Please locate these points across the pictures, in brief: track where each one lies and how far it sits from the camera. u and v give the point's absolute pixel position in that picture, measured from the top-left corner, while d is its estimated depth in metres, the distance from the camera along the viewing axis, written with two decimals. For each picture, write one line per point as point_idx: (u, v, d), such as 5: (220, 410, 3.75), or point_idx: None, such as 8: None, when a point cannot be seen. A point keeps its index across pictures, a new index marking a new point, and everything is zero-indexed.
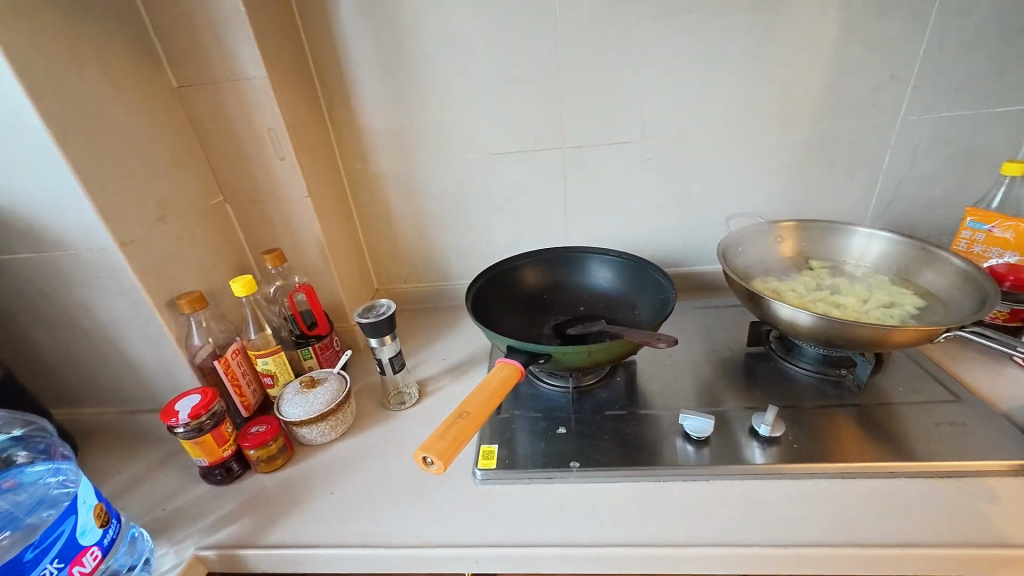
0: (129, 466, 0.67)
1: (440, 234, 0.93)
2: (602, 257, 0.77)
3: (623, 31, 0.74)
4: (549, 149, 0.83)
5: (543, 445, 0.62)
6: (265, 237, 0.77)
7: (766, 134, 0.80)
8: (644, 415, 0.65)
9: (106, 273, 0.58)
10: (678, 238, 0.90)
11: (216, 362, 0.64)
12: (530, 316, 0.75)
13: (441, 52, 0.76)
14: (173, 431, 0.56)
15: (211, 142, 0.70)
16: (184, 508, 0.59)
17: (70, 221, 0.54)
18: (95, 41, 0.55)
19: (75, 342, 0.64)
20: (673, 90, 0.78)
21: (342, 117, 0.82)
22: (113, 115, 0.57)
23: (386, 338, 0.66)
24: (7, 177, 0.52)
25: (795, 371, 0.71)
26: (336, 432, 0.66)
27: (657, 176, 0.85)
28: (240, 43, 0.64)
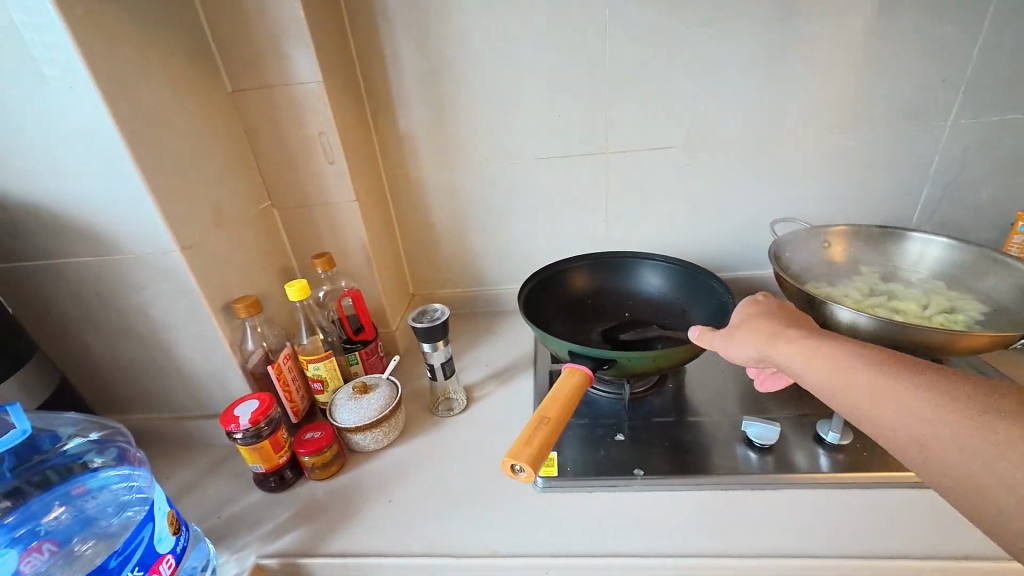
0: (178, 472, 0.66)
1: (479, 240, 0.92)
2: (651, 262, 0.76)
3: (671, 35, 0.73)
4: (592, 154, 0.83)
5: (601, 452, 0.61)
6: (311, 241, 0.77)
7: (812, 138, 0.80)
8: (702, 422, 0.64)
9: (165, 278, 0.58)
10: (719, 243, 0.90)
11: (269, 367, 0.63)
12: (579, 321, 0.75)
13: (488, 56, 0.76)
14: (233, 437, 0.55)
15: (262, 147, 0.70)
16: (240, 515, 0.58)
17: (134, 225, 0.54)
18: (160, 46, 0.55)
19: (127, 347, 0.64)
20: (720, 94, 0.77)
21: (386, 122, 0.82)
22: (176, 120, 0.57)
23: (439, 343, 0.66)
24: (75, 181, 0.52)
25: None
26: (387, 439, 0.66)
27: (701, 181, 0.84)
28: (297, 48, 0.64)
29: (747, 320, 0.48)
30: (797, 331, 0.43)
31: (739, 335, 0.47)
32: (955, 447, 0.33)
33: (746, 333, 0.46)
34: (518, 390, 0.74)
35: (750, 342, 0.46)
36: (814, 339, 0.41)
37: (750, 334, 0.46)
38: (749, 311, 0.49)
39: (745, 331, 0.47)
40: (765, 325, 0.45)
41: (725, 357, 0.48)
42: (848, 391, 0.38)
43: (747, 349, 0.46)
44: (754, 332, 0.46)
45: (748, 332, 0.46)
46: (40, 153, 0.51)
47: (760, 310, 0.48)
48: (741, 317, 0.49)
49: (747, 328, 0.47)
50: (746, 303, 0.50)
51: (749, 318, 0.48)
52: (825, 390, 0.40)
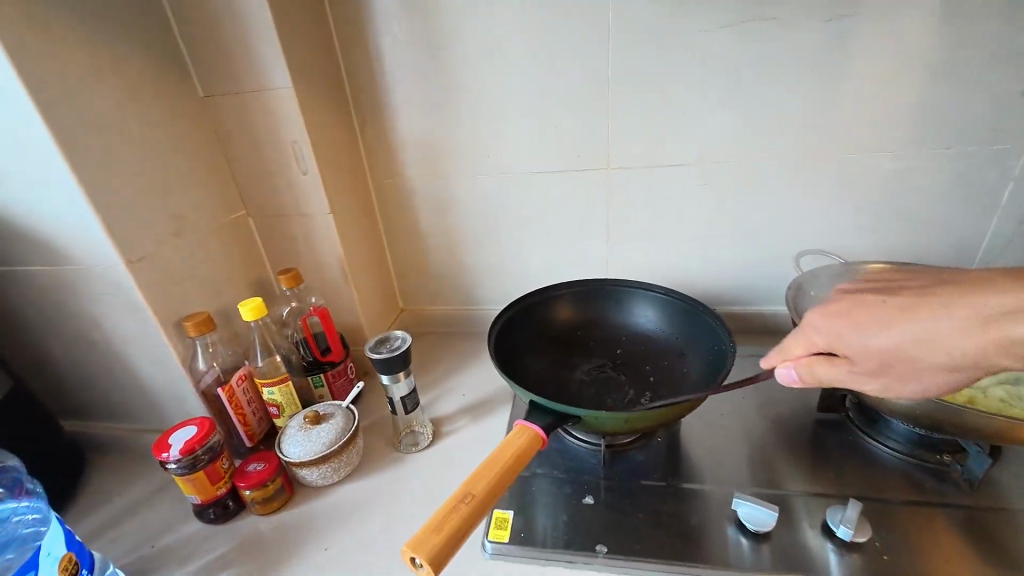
0: (129, 489, 0.64)
1: (470, 257, 0.86)
2: (647, 293, 0.68)
3: (686, 40, 0.64)
4: (592, 170, 0.75)
5: (565, 517, 0.53)
6: (286, 254, 0.74)
7: (852, 160, 0.68)
8: (689, 490, 0.55)
9: (113, 291, 0.56)
10: (736, 274, 0.79)
11: (219, 390, 0.60)
12: (561, 357, 0.67)
13: (480, 62, 0.70)
14: (165, 466, 0.52)
15: (236, 154, 0.68)
16: (173, 547, 0.55)
17: (78, 237, 0.52)
18: (116, 50, 0.53)
19: (85, 357, 0.62)
20: (741, 107, 0.67)
21: (373, 130, 0.78)
22: (130, 127, 0.54)
23: (400, 375, 0.60)
24: (18, 190, 0.50)
25: (880, 451, 0.58)
26: (339, 475, 0.61)
27: (716, 204, 0.74)
28: (266, 53, 0.60)
29: (853, 338, 0.40)
30: (925, 319, 0.37)
31: (876, 358, 0.39)
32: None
33: (881, 349, 0.39)
34: (491, 428, 0.68)
35: (894, 353, 0.38)
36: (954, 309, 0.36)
37: (887, 354, 0.39)
38: (834, 324, 0.41)
39: (880, 352, 0.39)
40: (890, 330, 0.38)
41: (863, 381, 0.41)
42: (1019, 342, 0.34)
43: (895, 361, 0.39)
44: (888, 343, 0.38)
45: (881, 348, 0.39)
46: None
47: (841, 319, 0.40)
48: (834, 336, 0.41)
49: (875, 347, 0.39)
50: (817, 317, 0.42)
51: (840, 330, 0.40)
52: (1000, 353, 0.35)
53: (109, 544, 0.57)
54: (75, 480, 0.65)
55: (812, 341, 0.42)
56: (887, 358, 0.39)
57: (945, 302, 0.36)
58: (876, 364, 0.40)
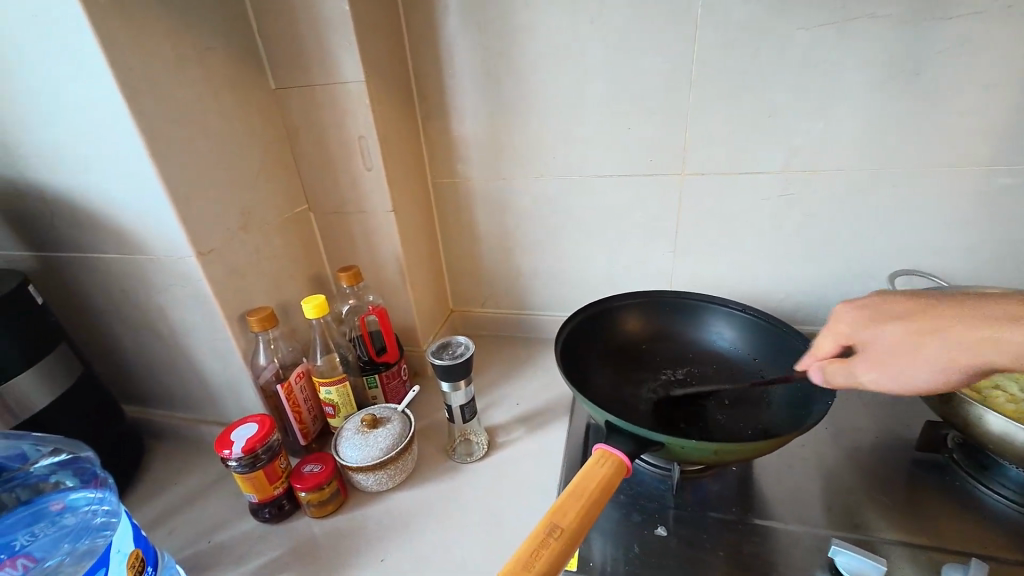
0: (186, 479, 0.64)
1: (526, 260, 0.83)
2: (723, 309, 0.64)
3: (781, 38, 0.59)
4: (664, 175, 0.71)
5: (635, 548, 0.49)
6: (345, 251, 0.73)
7: (962, 173, 0.61)
8: (771, 529, 0.50)
9: (182, 283, 0.55)
10: (815, 291, 0.74)
11: (278, 387, 0.59)
12: (627, 371, 0.63)
13: (552, 59, 0.67)
14: (225, 464, 0.51)
15: (302, 149, 0.67)
16: (229, 544, 0.54)
17: (153, 228, 0.52)
18: (196, 40, 0.52)
19: (150, 346, 0.63)
20: (839, 111, 0.61)
21: (436, 127, 0.76)
22: (206, 118, 0.54)
23: (460, 383, 0.58)
24: (99, 179, 0.50)
25: (992, 499, 0.52)
26: (394, 481, 0.59)
27: (799, 216, 0.68)
28: (340, 45, 0.59)
29: (877, 332, 0.43)
30: (922, 317, 0.41)
31: (902, 352, 0.41)
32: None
33: (897, 343, 0.41)
34: (547, 442, 0.65)
35: (912, 344, 0.40)
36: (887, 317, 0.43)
37: (908, 346, 0.40)
38: (855, 318, 0.45)
39: (898, 345, 0.41)
40: (897, 327, 0.42)
41: (894, 378, 0.41)
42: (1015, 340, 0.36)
43: (914, 357, 0.40)
44: (898, 335, 0.41)
45: (900, 339, 0.41)
46: (68, 146, 0.49)
47: (864, 313, 0.44)
48: (854, 331, 0.44)
49: (892, 340, 0.42)
50: (844, 312, 0.46)
51: (863, 323, 0.44)
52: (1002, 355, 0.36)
53: (166, 535, 0.56)
54: (136, 466, 0.65)
55: (838, 336, 0.46)
56: (910, 357, 0.40)
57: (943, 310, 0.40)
58: (902, 357, 0.41)
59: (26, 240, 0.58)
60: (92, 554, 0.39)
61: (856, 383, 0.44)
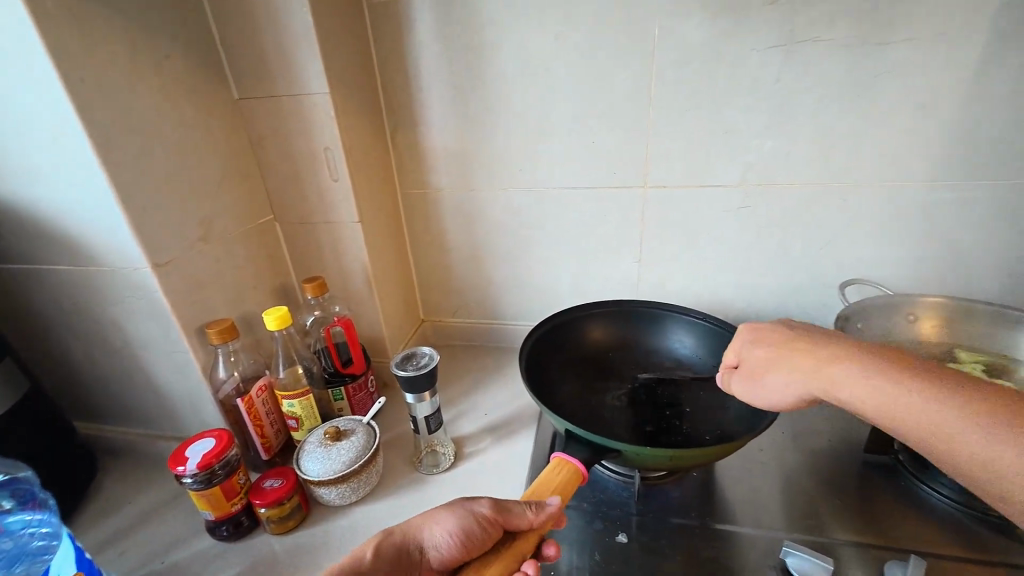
0: (140, 497, 0.62)
1: (495, 270, 0.84)
2: (684, 317, 0.66)
3: (733, 60, 0.62)
4: (627, 188, 0.73)
5: (597, 556, 0.50)
6: (312, 261, 0.72)
7: (902, 188, 0.65)
8: (728, 533, 0.52)
9: (137, 294, 0.54)
10: (773, 300, 0.76)
11: (239, 400, 0.57)
12: (592, 380, 0.64)
13: (516, 75, 0.69)
14: (180, 480, 0.50)
15: (267, 159, 0.66)
16: (183, 565, 0.53)
17: (107, 238, 0.51)
18: (154, 49, 0.52)
19: (104, 360, 0.61)
20: (789, 129, 0.64)
21: (404, 138, 0.76)
22: (165, 128, 0.53)
23: (425, 394, 0.58)
24: (49, 189, 0.49)
25: (933, 498, 0.54)
26: (358, 495, 0.58)
27: (756, 228, 0.71)
28: (304, 58, 0.59)
29: (763, 354, 0.46)
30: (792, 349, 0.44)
31: (761, 368, 0.46)
32: (982, 438, 0.32)
33: (764, 362, 0.46)
34: (514, 452, 0.65)
35: (769, 368, 0.45)
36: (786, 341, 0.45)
37: (766, 366, 0.45)
38: (750, 337, 0.49)
39: (770, 361, 0.45)
40: (768, 349, 0.46)
41: (750, 390, 0.47)
42: (848, 392, 0.38)
43: (772, 374, 0.44)
44: (770, 355, 0.45)
45: (770, 360, 0.45)
46: (15, 155, 0.48)
47: (757, 336, 0.48)
48: (741, 349, 0.49)
49: (767, 359, 0.45)
50: (747, 330, 0.50)
51: (751, 345, 0.48)
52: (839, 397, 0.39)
53: (117, 556, 0.54)
54: (86, 486, 0.63)
55: (735, 351, 0.50)
56: (787, 385, 0.43)
57: (827, 343, 0.42)
58: (761, 373, 0.46)
59: None
60: None
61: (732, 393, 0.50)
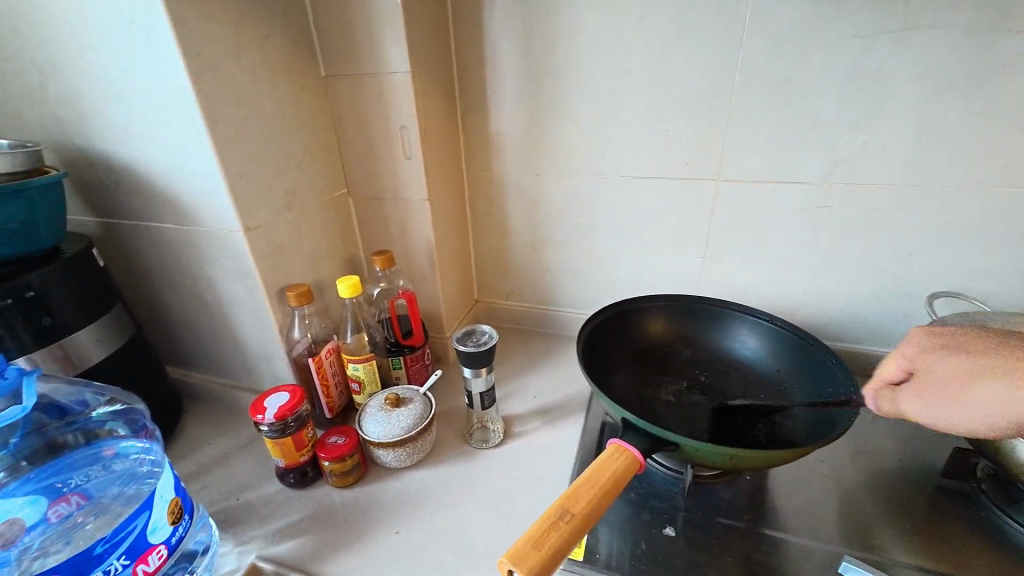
0: (219, 439, 0.68)
1: (553, 256, 0.84)
2: (749, 317, 0.63)
3: (831, 47, 0.58)
4: (698, 180, 0.70)
5: (642, 546, 0.50)
6: (379, 235, 0.76)
7: (1016, 195, 0.59)
8: (779, 541, 0.50)
9: (228, 255, 0.59)
10: (847, 308, 0.72)
11: (310, 360, 0.61)
12: (646, 372, 0.63)
13: (594, 59, 0.67)
14: (258, 427, 0.54)
15: (346, 135, 0.69)
16: (256, 504, 0.58)
17: (206, 202, 0.55)
18: (257, 27, 0.55)
19: (196, 313, 0.67)
20: (885, 124, 0.60)
21: (474, 120, 0.77)
22: (261, 101, 0.57)
23: (482, 370, 0.60)
24: (161, 154, 0.54)
25: (1021, 535, 0.50)
26: (411, 460, 0.61)
27: (837, 229, 0.67)
28: (389, 37, 0.61)
29: (945, 363, 0.37)
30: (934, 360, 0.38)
31: (955, 385, 0.36)
32: None
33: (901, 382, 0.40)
34: (562, 436, 0.66)
35: (966, 384, 0.35)
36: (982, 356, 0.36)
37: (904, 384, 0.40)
38: (926, 345, 0.39)
39: (959, 376, 0.36)
40: (967, 360, 0.36)
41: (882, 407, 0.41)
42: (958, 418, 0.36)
43: (975, 391, 0.35)
44: (967, 369, 0.36)
45: (967, 375, 0.36)
46: (136, 122, 0.53)
47: (940, 341, 0.38)
48: (918, 358, 0.39)
49: (962, 373, 0.36)
50: (917, 335, 0.40)
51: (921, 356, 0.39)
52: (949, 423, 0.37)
53: (199, 489, 0.60)
54: (174, 424, 0.70)
55: (902, 359, 0.40)
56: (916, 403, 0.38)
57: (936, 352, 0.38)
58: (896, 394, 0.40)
59: (93, 207, 0.63)
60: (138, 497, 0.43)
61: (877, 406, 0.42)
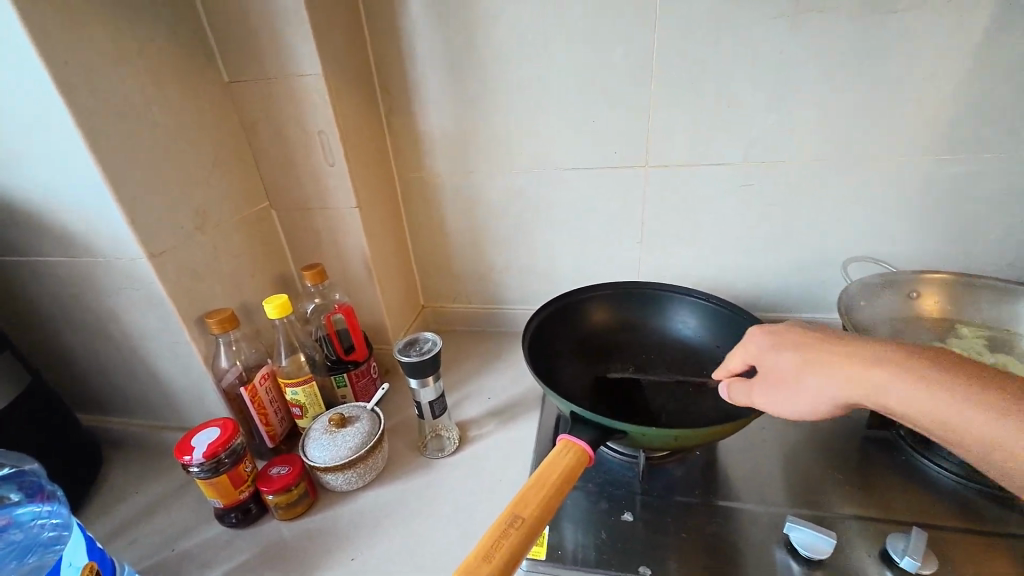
0: (148, 487, 0.62)
1: (496, 254, 0.83)
2: (686, 298, 0.65)
3: (738, 33, 0.60)
4: (628, 167, 0.71)
5: (604, 535, 0.51)
6: (310, 248, 0.72)
7: (908, 163, 0.64)
8: (730, 510, 0.52)
9: (134, 285, 0.53)
10: (776, 280, 0.76)
11: (242, 389, 0.57)
12: (594, 362, 0.64)
13: (515, 52, 0.67)
14: (187, 469, 0.50)
15: (261, 144, 0.65)
16: (194, 551, 0.53)
17: (100, 229, 0.50)
18: (139, 32, 0.50)
19: (105, 352, 0.60)
20: (792, 103, 0.63)
21: (400, 121, 0.75)
22: (154, 113, 0.52)
23: (429, 379, 0.58)
24: (38, 179, 0.48)
25: (938, 474, 0.54)
26: (364, 480, 0.58)
27: (760, 206, 0.70)
28: (295, 38, 0.57)
29: (779, 357, 0.44)
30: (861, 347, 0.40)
31: (790, 376, 0.42)
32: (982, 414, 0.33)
33: (790, 367, 0.43)
34: (518, 435, 0.65)
35: (802, 375, 0.42)
36: (812, 349, 0.42)
37: (797, 373, 0.42)
38: (765, 341, 0.46)
39: (790, 369, 0.42)
40: (797, 353, 0.43)
41: (782, 399, 0.43)
42: (898, 395, 0.37)
43: (805, 382, 0.41)
44: (795, 361, 0.42)
45: (794, 367, 0.42)
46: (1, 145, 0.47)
47: (774, 340, 0.45)
48: (758, 353, 0.45)
49: (790, 364, 0.43)
50: (756, 333, 0.47)
51: (768, 348, 0.45)
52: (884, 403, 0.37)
53: (127, 545, 0.55)
54: (93, 477, 0.63)
55: (749, 355, 0.47)
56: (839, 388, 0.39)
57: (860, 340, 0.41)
58: (793, 382, 0.42)
59: None
60: (42, 568, 0.38)
61: (752, 405, 0.45)
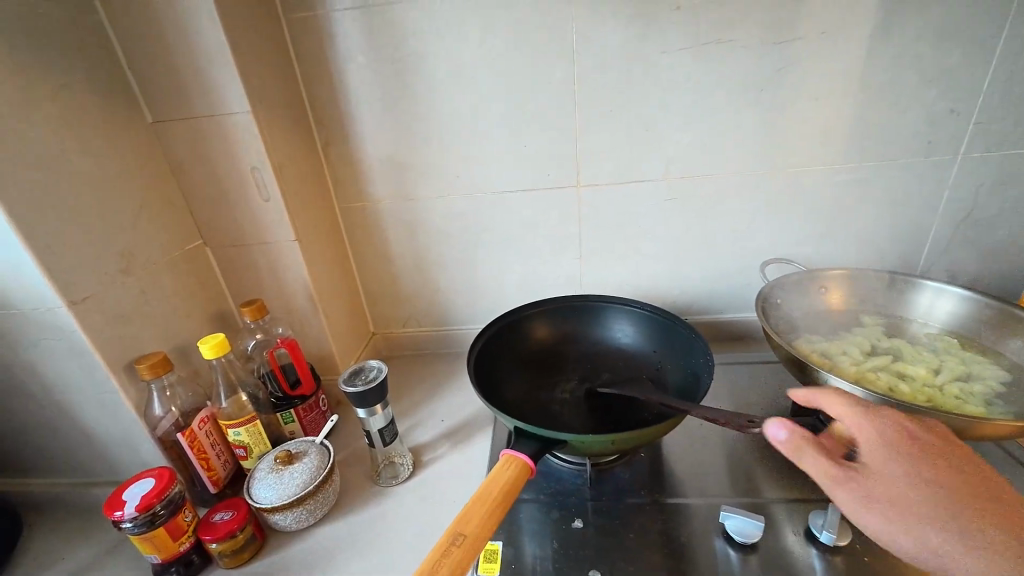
0: (76, 549, 0.58)
1: (442, 277, 0.85)
2: (622, 307, 0.69)
3: (648, 63, 0.66)
4: (561, 188, 0.75)
5: (556, 544, 0.52)
6: (249, 284, 0.71)
7: (807, 172, 0.71)
8: (673, 507, 0.55)
9: (53, 334, 0.51)
10: (705, 284, 0.81)
11: (179, 435, 0.55)
12: (540, 376, 0.67)
13: (446, 85, 0.70)
14: (119, 526, 0.47)
15: (190, 182, 0.64)
16: None
17: (11, 279, 0.47)
18: (52, 76, 0.49)
19: (23, 408, 0.57)
20: (703, 123, 0.69)
21: (338, 152, 0.76)
22: (70, 158, 0.51)
23: (377, 407, 0.59)
24: None
25: None
26: (314, 517, 0.57)
27: (684, 218, 0.76)
28: (221, 78, 0.58)
29: (865, 428, 0.38)
30: (952, 447, 0.38)
31: (878, 456, 0.37)
32: None
33: (882, 448, 0.37)
34: (471, 454, 0.66)
35: (894, 458, 0.37)
36: (904, 432, 0.38)
37: (890, 452, 0.37)
38: (846, 403, 0.40)
39: (881, 445, 0.38)
40: (885, 430, 0.38)
41: (860, 481, 0.36)
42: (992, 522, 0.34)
43: (900, 469, 0.36)
44: (889, 441, 0.38)
45: (886, 448, 0.37)
46: None
47: (860, 406, 0.40)
48: (842, 417, 0.40)
49: (884, 441, 0.38)
50: (834, 392, 0.41)
51: (852, 415, 0.39)
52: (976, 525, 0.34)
53: None
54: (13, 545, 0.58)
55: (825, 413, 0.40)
56: (886, 441, 0.38)
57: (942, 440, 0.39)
58: (881, 461, 0.37)
59: None
60: None
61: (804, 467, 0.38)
